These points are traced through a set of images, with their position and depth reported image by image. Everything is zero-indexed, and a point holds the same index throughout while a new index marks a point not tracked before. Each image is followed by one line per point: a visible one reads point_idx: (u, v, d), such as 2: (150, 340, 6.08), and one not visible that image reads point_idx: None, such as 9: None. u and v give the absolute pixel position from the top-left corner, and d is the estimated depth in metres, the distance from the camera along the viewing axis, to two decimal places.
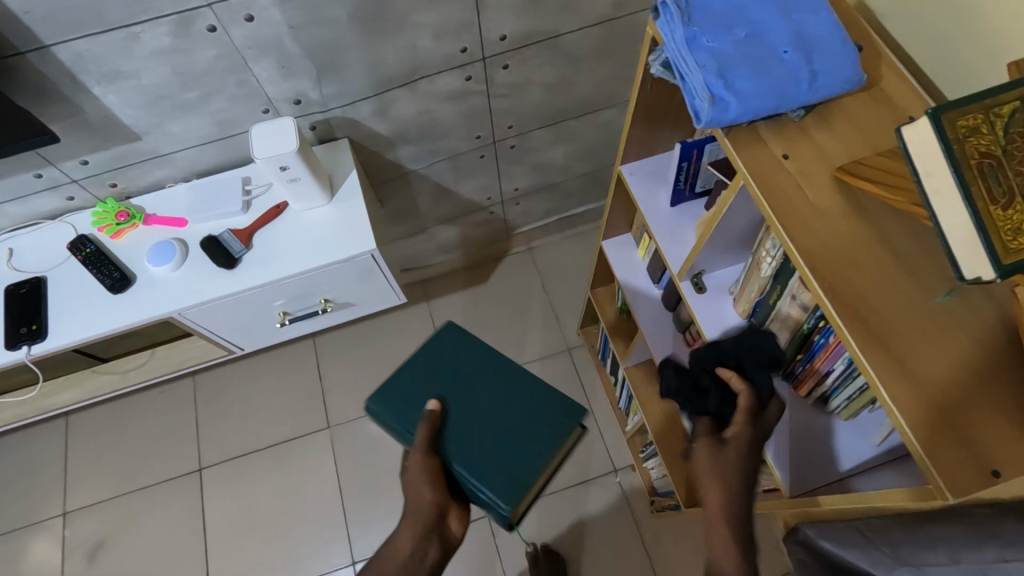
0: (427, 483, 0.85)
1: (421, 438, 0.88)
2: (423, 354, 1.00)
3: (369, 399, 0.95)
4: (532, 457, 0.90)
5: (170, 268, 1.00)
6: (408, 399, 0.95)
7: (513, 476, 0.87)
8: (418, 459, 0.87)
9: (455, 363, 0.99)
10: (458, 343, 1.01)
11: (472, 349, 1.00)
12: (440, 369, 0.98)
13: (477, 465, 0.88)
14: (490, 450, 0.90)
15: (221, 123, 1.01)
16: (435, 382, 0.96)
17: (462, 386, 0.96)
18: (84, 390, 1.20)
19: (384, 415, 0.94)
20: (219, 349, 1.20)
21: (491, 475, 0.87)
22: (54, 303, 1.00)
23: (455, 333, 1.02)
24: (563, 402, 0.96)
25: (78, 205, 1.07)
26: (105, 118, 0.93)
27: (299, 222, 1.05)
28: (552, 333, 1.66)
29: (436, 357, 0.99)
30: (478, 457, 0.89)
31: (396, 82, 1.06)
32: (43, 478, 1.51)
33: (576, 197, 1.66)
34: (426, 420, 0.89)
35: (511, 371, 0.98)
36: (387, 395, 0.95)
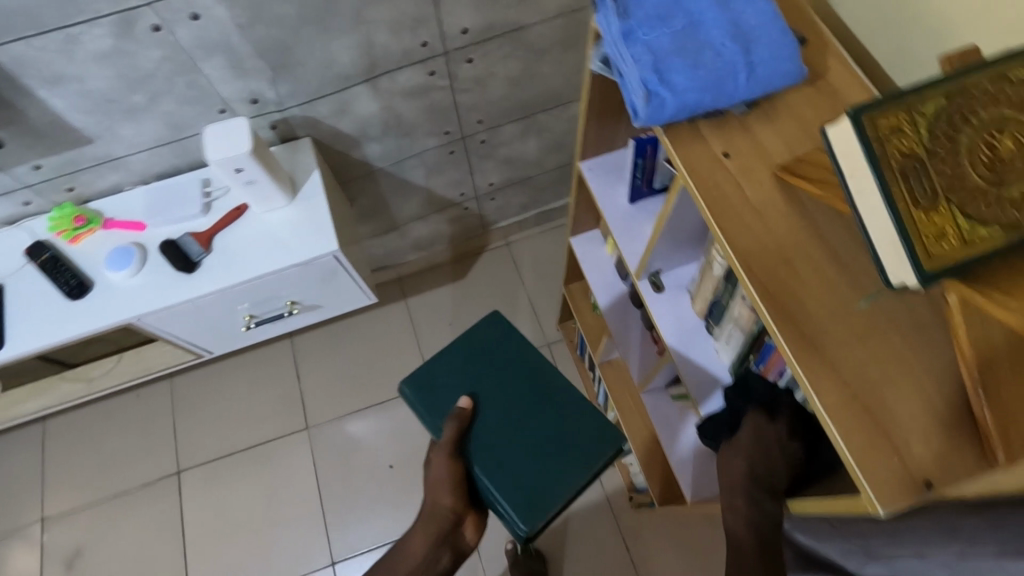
0: (447, 490, 0.87)
1: (447, 439, 0.88)
2: (458, 346, 1.00)
3: (403, 382, 0.98)
4: (557, 473, 0.88)
5: (128, 274, 0.98)
6: (440, 390, 0.96)
7: (535, 489, 0.87)
8: (442, 462, 0.88)
9: (488, 362, 0.98)
10: (498, 338, 1.00)
11: (512, 348, 0.99)
12: (474, 368, 0.97)
13: (499, 471, 0.88)
14: (514, 458, 0.89)
15: (176, 125, 0.98)
16: (468, 380, 0.96)
17: (494, 385, 0.95)
18: (51, 397, 1.18)
19: (417, 401, 0.96)
20: (186, 353, 1.18)
21: (510, 484, 0.87)
22: (8, 312, 0.98)
23: (499, 327, 1.01)
24: (600, 422, 0.93)
25: (34, 211, 1.05)
26: (54, 123, 0.90)
27: (259, 224, 1.02)
28: (531, 328, 1.65)
29: (473, 351, 0.99)
30: (500, 465, 0.88)
31: (355, 79, 1.03)
32: (21, 484, 1.51)
33: (552, 190, 1.64)
34: (453, 421, 0.90)
35: (543, 377, 0.96)
36: (421, 379, 0.98)
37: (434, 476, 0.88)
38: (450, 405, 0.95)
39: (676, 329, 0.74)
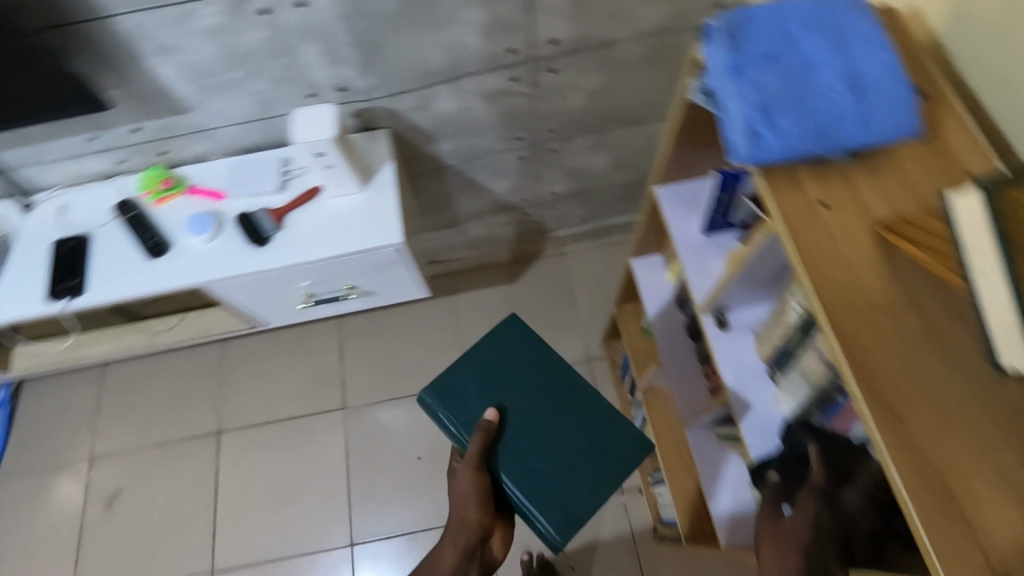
0: (473, 503, 0.88)
1: (473, 452, 0.89)
2: (477, 352, 0.99)
3: (424, 388, 0.97)
4: (588, 483, 0.89)
5: (205, 239, 1.03)
6: (463, 397, 0.96)
7: (567, 501, 0.87)
8: (469, 478, 0.89)
9: (512, 372, 0.97)
10: (518, 343, 1.00)
11: (534, 354, 0.99)
12: (499, 377, 0.97)
13: (529, 484, 0.88)
14: (544, 468, 0.89)
15: (266, 104, 1.02)
16: (493, 392, 0.96)
17: (521, 394, 0.95)
18: (116, 345, 1.24)
19: (436, 409, 0.96)
20: (244, 321, 1.23)
21: (541, 498, 0.87)
22: (91, 262, 1.03)
23: (519, 330, 1.01)
24: (629, 431, 0.93)
25: (126, 169, 1.11)
26: (157, 91, 0.95)
27: (329, 207, 1.05)
28: (576, 341, 1.64)
29: (494, 359, 0.99)
30: (532, 479, 0.89)
31: (439, 77, 1.05)
32: (76, 420, 1.60)
33: (613, 206, 1.62)
34: (479, 433, 0.90)
35: (570, 385, 0.97)
36: (441, 388, 0.97)
37: (461, 490, 0.89)
38: (476, 413, 0.94)
39: (736, 372, 0.71)
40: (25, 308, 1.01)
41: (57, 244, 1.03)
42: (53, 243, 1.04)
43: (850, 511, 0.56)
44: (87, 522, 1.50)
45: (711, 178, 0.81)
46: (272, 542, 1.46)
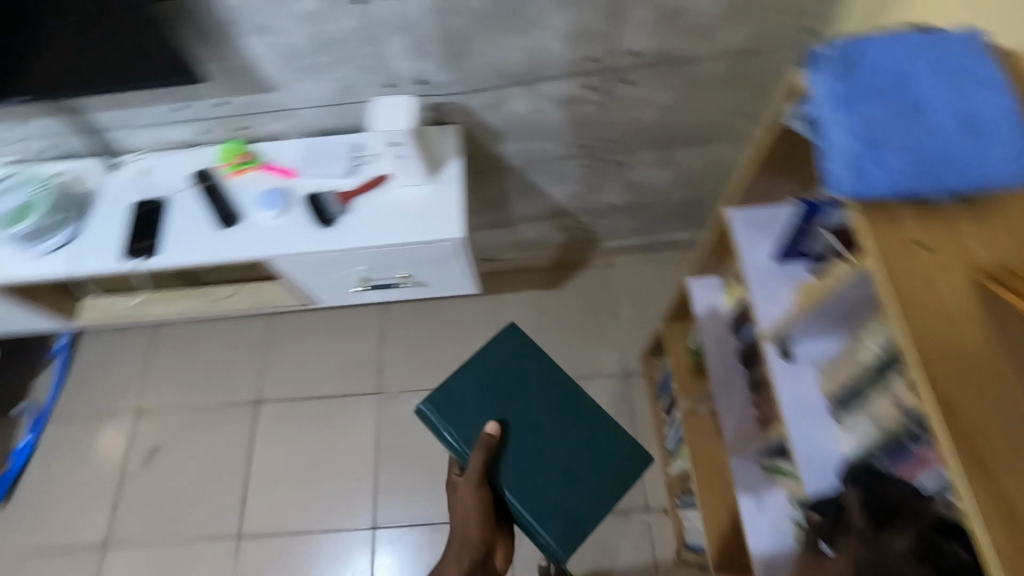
0: (475, 519, 0.91)
1: (476, 466, 0.94)
2: (475, 366, 1.06)
3: (424, 402, 1.02)
4: (588, 494, 0.97)
5: (275, 215, 1.06)
6: (464, 411, 1.02)
7: (569, 511, 0.95)
8: (470, 493, 0.93)
9: (511, 388, 1.04)
10: (516, 354, 1.07)
11: (531, 366, 1.06)
12: (499, 392, 1.03)
13: (532, 495, 0.95)
14: (547, 480, 0.97)
15: (347, 90, 1.05)
16: (493, 407, 1.02)
17: (522, 407, 1.02)
18: (175, 306, 1.29)
19: (439, 424, 1.01)
20: (298, 298, 1.26)
21: (544, 510, 0.95)
22: (166, 225, 1.08)
23: (516, 341, 1.08)
24: (621, 443, 1.02)
25: (206, 141, 1.15)
26: (248, 68, 0.99)
27: (395, 196, 1.07)
28: (614, 354, 1.63)
29: (492, 373, 1.05)
30: (535, 493, 0.96)
31: (516, 79, 1.06)
32: (126, 374, 1.67)
33: (667, 222, 1.61)
34: (480, 447, 0.95)
35: (569, 397, 1.04)
36: (443, 401, 1.02)
37: (463, 506, 0.93)
38: (479, 426, 1.01)
39: (796, 405, 0.70)
40: (99, 262, 1.05)
41: (137, 205, 1.08)
42: (134, 204, 1.09)
43: (900, 554, 0.49)
44: (127, 472, 1.56)
45: (791, 207, 0.80)
46: (298, 514, 1.50)
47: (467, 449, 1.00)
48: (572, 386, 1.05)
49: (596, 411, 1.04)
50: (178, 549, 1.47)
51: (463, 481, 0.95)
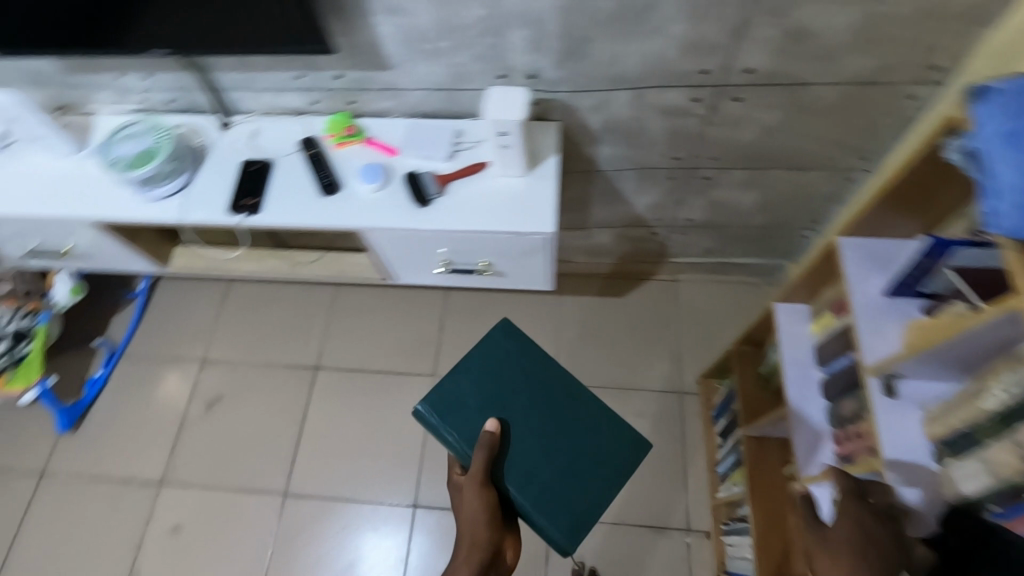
0: (482, 520, 0.90)
1: (478, 465, 0.93)
2: (474, 359, 1.04)
3: (421, 402, 1.00)
4: (592, 490, 0.97)
5: (373, 188, 1.10)
6: (464, 410, 1.00)
7: (572, 507, 0.95)
8: (474, 494, 0.92)
9: (512, 383, 1.03)
10: (513, 350, 1.06)
11: (529, 360, 1.06)
12: (499, 387, 1.03)
13: (533, 493, 0.95)
14: (549, 476, 0.97)
15: (458, 76, 1.08)
16: (493, 403, 1.01)
17: (521, 403, 1.02)
18: (260, 265, 1.34)
19: (440, 426, 0.99)
20: (377, 272, 1.30)
21: (547, 507, 0.94)
22: (270, 186, 1.12)
23: (513, 337, 1.07)
24: (622, 436, 1.03)
25: (315, 111, 1.19)
26: (370, 45, 1.03)
27: (491, 184, 1.09)
28: (671, 370, 1.62)
29: (489, 367, 1.04)
30: (538, 490, 0.95)
31: (625, 84, 1.07)
32: (197, 324, 1.75)
33: (741, 245, 1.59)
34: (481, 447, 0.94)
35: (570, 394, 1.04)
36: (442, 402, 1.00)
37: (469, 509, 0.92)
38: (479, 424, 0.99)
39: (896, 444, 0.68)
40: (207, 215, 1.11)
41: (246, 164, 1.13)
42: (242, 163, 1.14)
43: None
44: (187, 417, 1.62)
45: (918, 243, 0.79)
46: (342, 482, 1.53)
47: (468, 449, 0.98)
48: (572, 384, 1.05)
49: (597, 409, 1.04)
50: (227, 498, 1.52)
51: (467, 481, 0.94)
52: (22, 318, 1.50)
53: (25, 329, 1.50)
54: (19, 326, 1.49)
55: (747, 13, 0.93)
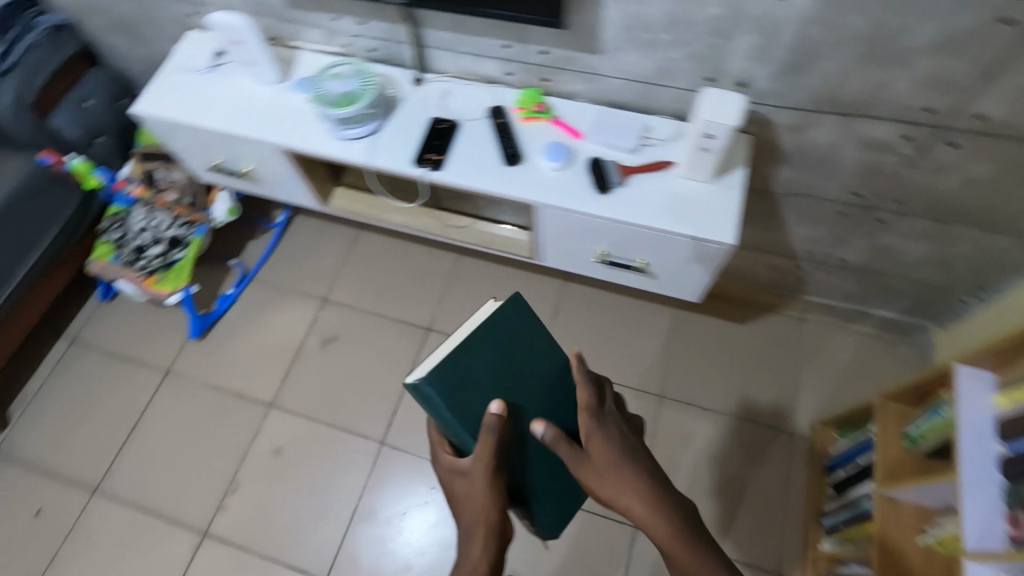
0: (496, 509, 0.80)
1: (488, 452, 0.80)
2: (488, 329, 0.87)
3: (424, 377, 0.80)
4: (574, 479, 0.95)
5: (556, 167, 1.10)
6: (471, 389, 0.84)
7: (561, 495, 0.93)
8: (485, 481, 0.80)
9: (524, 360, 0.89)
10: (522, 327, 0.90)
11: (542, 333, 0.92)
12: (508, 364, 0.87)
13: (540, 484, 0.91)
14: (541, 468, 0.91)
15: (663, 72, 1.07)
16: (503, 382, 0.86)
17: (532, 384, 0.89)
18: (413, 220, 1.38)
19: (441, 406, 0.81)
20: (527, 250, 1.31)
21: (549, 499, 0.92)
22: (455, 146, 1.15)
23: (523, 312, 0.91)
24: None
25: (506, 82, 1.22)
26: (589, 27, 1.03)
27: (675, 185, 1.08)
28: (782, 408, 1.55)
29: (502, 339, 0.88)
30: (543, 481, 0.91)
31: (837, 108, 1.03)
32: (324, 263, 1.82)
33: (888, 296, 1.51)
34: (489, 432, 0.79)
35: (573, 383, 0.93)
36: (447, 377, 0.82)
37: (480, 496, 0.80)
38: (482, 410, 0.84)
39: None
40: (392, 163, 1.15)
41: (435, 121, 1.17)
42: (432, 119, 1.17)
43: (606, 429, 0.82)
44: (302, 349, 1.70)
45: None
46: None
47: (468, 433, 0.83)
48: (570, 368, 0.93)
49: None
50: (327, 433, 1.58)
51: (473, 468, 0.81)
52: (181, 227, 1.61)
53: (181, 237, 1.61)
54: (176, 233, 1.61)
55: (1005, 57, 0.87)
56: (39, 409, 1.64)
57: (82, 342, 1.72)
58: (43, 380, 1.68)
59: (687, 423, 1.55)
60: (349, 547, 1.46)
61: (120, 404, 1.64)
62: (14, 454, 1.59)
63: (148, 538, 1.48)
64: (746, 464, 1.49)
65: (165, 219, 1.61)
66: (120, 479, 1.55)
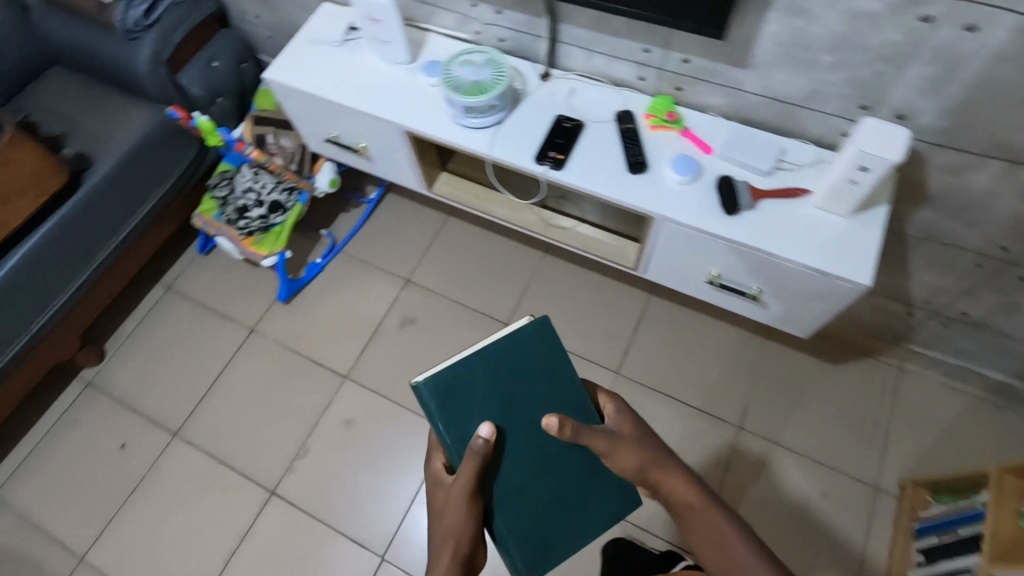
0: (469, 532, 0.81)
1: (469, 474, 0.81)
2: (499, 351, 0.88)
3: (423, 379, 0.84)
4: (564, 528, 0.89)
5: (682, 180, 1.06)
6: (468, 405, 0.86)
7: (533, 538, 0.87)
8: (459, 504, 0.81)
9: (529, 390, 0.88)
10: (534, 358, 0.89)
11: (556, 368, 0.89)
12: (511, 390, 0.87)
13: (515, 519, 0.87)
14: (519, 502, 0.87)
15: (814, 94, 1.01)
16: (501, 406, 0.87)
17: (530, 416, 0.88)
18: (515, 215, 1.37)
19: (435, 412, 0.85)
20: (630, 261, 1.28)
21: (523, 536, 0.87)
22: (578, 147, 1.13)
23: (543, 339, 0.89)
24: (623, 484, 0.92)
25: (636, 87, 1.18)
26: (743, 39, 0.98)
27: (809, 214, 1.02)
28: (868, 459, 1.47)
29: (511, 365, 0.87)
30: (521, 517, 0.87)
31: (1005, 154, 0.95)
32: (411, 244, 1.84)
33: (1007, 358, 1.39)
34: (474, 453, 0.82)
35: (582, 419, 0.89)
36: (446, 386, 0.85)
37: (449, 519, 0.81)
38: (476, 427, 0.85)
39: None
40: (513, 157, 1.13)
41: (561, 119, 1.14)
42: (557, 117, 1.15)
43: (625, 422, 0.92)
44: (380, 326, 1.72)
45: None
46: None
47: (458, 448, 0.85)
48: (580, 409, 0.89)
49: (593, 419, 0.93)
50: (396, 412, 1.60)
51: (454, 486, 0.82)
52: (284, 192, 1.65)
53: (283, 203, 1.66)
54: (279, 198, 1.65)
55: None
56: (133, 349, 1.73)
57: (177, 291, 1.80)
58: (138, 322, 1.77)
59: (762, 459, 1.49)
60: (408, 528, 1.47)
61: (205, 355, 1.71)
62: (107, 388, 1.67)
63: (219, 488, 1.53)
64: (822, 511, 1.42)
65: (269, 183, 1.66)
66: (199, 427, 1.61)
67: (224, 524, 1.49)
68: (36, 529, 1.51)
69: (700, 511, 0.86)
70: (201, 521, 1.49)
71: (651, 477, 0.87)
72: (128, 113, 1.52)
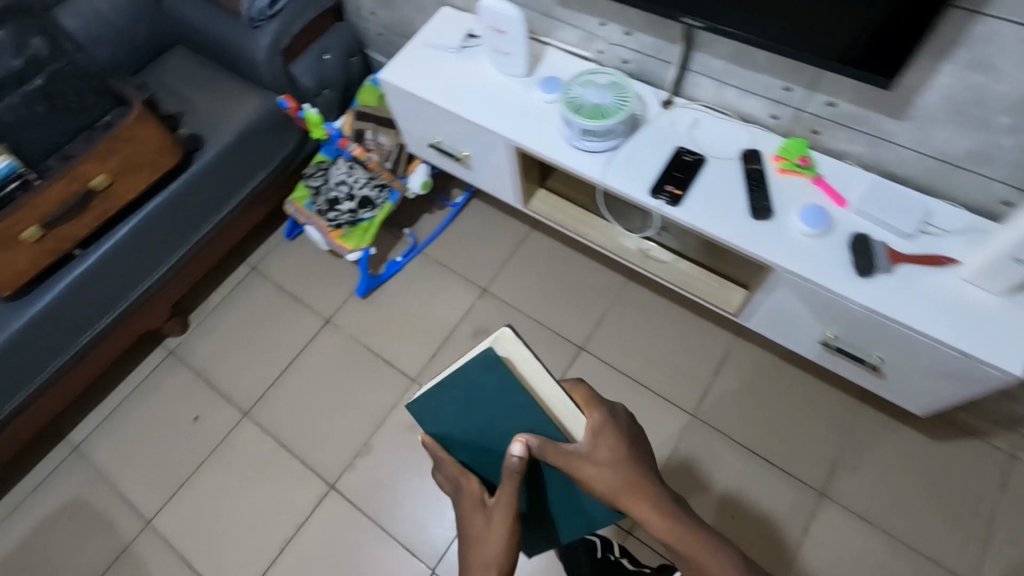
0: (512, 548, 0.76)
1: (510, 492, 0.77)
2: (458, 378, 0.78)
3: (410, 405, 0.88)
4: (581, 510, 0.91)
5: (810, 233, 0.98)
6: (455, 418, 0.86)
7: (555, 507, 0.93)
8: (503, 530, 0.76)
9: (502, 414, 0.79)
10: (498, 386, 0.76)
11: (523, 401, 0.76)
12: (483, 411, 0.81)
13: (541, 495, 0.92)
14: (552, 487, 0.89)
15: (978, 156, 0.91)
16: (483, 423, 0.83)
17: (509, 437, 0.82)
18: (612, 242, 1.32)
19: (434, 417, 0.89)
20: (731, 306, 1.21)
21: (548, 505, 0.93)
22: (697, 183, 1.07)
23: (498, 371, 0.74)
24: None
25: (766, 125, 1.11)
26: (905, 89, 0.90)
27: (954, 287, 0.93)
28: (965, 552, 1.33)
29: (474, 391, 0.79)
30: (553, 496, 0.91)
31: None
32: (491, 253, 1.81)
33: None
34: (510, 473, 0.76)
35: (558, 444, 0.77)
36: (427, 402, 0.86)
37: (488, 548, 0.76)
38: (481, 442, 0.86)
39: None
40: (627, 186, 1.08)
41: (681, 152, 1.08)
42: (677, 149, 1.09)
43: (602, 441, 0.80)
44: (452, 334, 1.70)
45: None
46: None
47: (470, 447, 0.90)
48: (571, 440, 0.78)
49: None
50: None
51: (495, 504, 0.79)
52: (375, 189, 1.66)
53: (373, 199, 1.66)
54: (370, 194, 1.66)
55: None
56: (214, 324, 1.78)
57: (261, 272, 1.85)
58: (222, 298, 1.82)
59: (843, 531, 1.38)
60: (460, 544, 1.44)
61: (281, 339, 1.74)
62: (187, 359, 1.73)
63: (281, 474, 1.55)
64: None
65: (362, 178, 1.68)
66: (268, 410, 1.64)
67: (282, 510, 1.51)
68: (109, 486, 1.57)
69: (679, 547, 0.75)
70: (261, 504, 1.52)
71: (622, 503, 0.77)
72: (240, 96, 1.56)
